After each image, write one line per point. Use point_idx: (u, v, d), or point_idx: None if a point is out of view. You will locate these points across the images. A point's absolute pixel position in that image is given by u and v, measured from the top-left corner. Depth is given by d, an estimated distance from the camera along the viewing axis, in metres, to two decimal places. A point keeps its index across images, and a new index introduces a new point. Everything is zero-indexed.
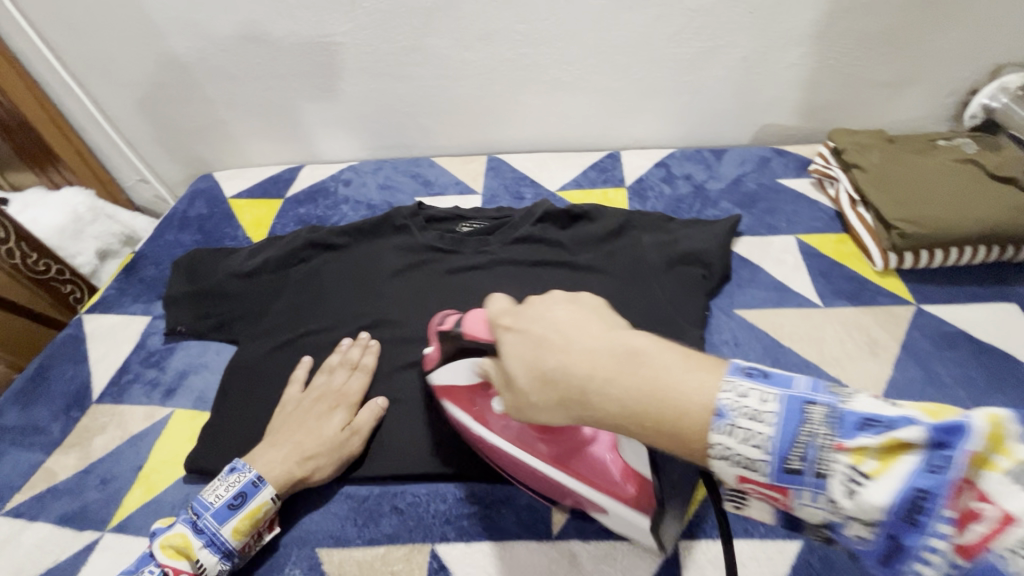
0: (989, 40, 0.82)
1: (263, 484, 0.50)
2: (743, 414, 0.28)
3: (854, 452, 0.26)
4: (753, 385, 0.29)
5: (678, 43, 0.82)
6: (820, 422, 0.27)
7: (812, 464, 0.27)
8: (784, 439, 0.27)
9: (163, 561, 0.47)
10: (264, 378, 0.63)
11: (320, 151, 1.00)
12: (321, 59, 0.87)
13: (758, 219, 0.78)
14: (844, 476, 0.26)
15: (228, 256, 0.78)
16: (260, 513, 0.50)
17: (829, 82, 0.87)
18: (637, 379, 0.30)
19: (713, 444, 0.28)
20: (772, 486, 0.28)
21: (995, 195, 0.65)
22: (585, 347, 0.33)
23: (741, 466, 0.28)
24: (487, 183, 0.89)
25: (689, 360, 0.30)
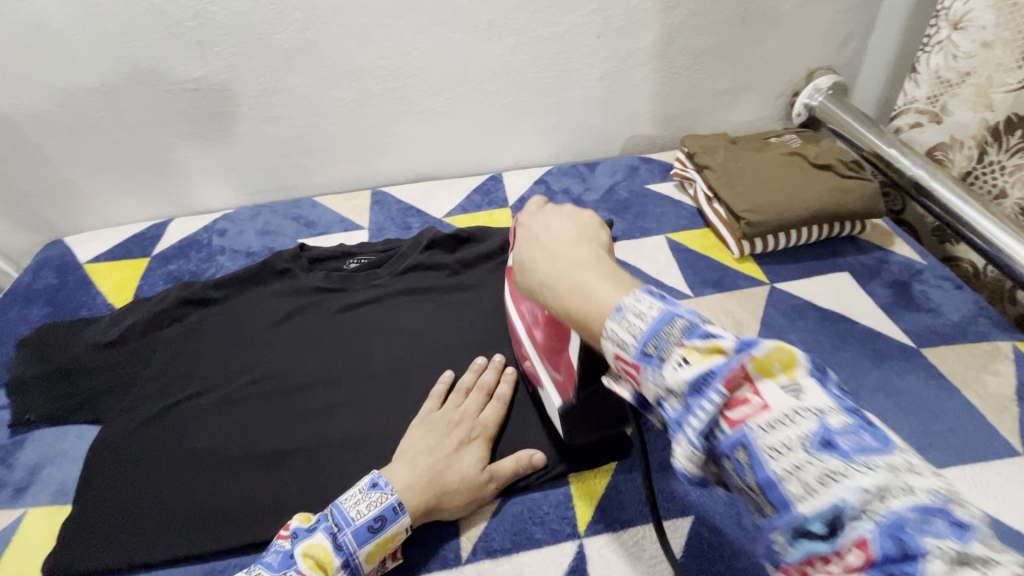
0: (798, 49, 0.96)
1: (403, 511, 0.47)
2: (633, 312, 0.30)
3: (687, 346, 0.28)
4: (651, 298, 0.31)
5: (538, 68, 0.87)
6: (678, 328, 0.29)
7: (660, 353, 0.29)
8: (650, 330, 0.29)
9: (303, 572, 0.43)
10: (134, 455, 0.57)
11: (191, 202, 0.94)
12: (175, 107, 0.82)
13: (632, 224, 0.84)
14: (675, 362, 0.28)
15: (86, 326, 0.70)
16: (394, 541, 0.47)
17: (677, 94, 0.96)
18: (569, 281, 0.36)
19: (606, 330, 0.31)
20: (630, 365, 0.30)
21: (818, 181, 0.75)
22: (558, 253, 0.38)
23: (617, 346, 0.31)
24: (372, 217, 0.88)
25: (606, 276, 0.35)
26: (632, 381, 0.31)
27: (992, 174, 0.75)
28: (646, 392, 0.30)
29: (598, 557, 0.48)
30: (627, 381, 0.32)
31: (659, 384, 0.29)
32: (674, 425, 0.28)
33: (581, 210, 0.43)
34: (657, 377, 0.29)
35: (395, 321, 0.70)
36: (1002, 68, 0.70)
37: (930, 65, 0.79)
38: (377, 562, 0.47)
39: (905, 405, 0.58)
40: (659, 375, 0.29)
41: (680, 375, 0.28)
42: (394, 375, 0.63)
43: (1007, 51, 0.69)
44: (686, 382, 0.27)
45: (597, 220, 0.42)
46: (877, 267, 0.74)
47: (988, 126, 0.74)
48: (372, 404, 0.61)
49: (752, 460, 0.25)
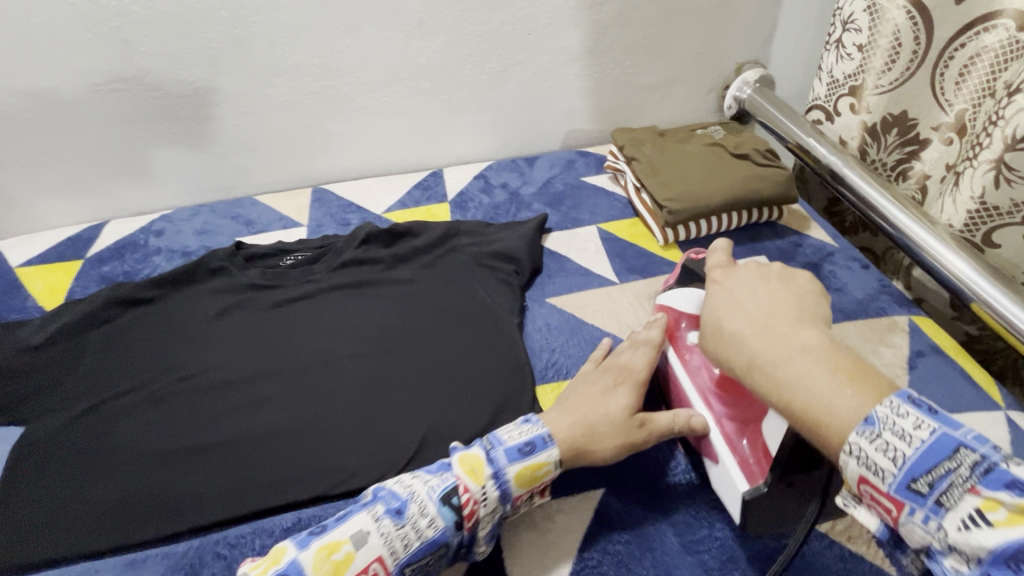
0: (726, 45, 1.00)
1: (550, 442, 0.51)
2: (889, 427, 0.34)
3: (985, 498, 0.32)
4: (915, 412, 0.35)
5: (472, 64, 0.89)
6: (966, 469, 0.33)
7: (936, 492, 0.33)
8: (918, 464, 0.34)
9: (459, 475, 0.48)
10: (60, 454, 0.57)
11: (128, 204, 0.94)
12: (104, 107, 0.82)
13: (565, 215, 0.87)
14: (963, 517, 0.32)
15: (12, 329, 0.70)
16: (541, 471, 0.50)
17: (612, 89, 0.99)
18: (793, 368, 0.39)
19: (852, 441, 0.35)
20: (887, 497, 0.35)
21: (735, 170, 0.79)
22: (779, 330, 0.41)
23: (864, 466, 0.35)
24: (312, 215, 0.89)
25: (845, 374, 0.38)
26: (888, 513, 0.36)
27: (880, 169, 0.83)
28: (906, 529, 0.35)
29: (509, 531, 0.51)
30: (873, 509, 0.37)
31: (939, 533, 0.33)
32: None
33: (795, 273, 0.47)
34: (932, 522, 0.34)
35: (329, 314, 0.71)
36: (875, 72, 0.76)
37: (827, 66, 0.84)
38: (524, 490, 0.50)
39: None
40: (941, 522, 0.33)
41: (977, 538, 0.31)
42: (326, 366, 0.65)
43: (877, 56, 0.75)
44: (987, 546, 0.31)
45: (821, 285, 0.46)
46: (792, 250, 0.78)
47: (866, 127, 0.81)
48: (303, 394, 0.62)
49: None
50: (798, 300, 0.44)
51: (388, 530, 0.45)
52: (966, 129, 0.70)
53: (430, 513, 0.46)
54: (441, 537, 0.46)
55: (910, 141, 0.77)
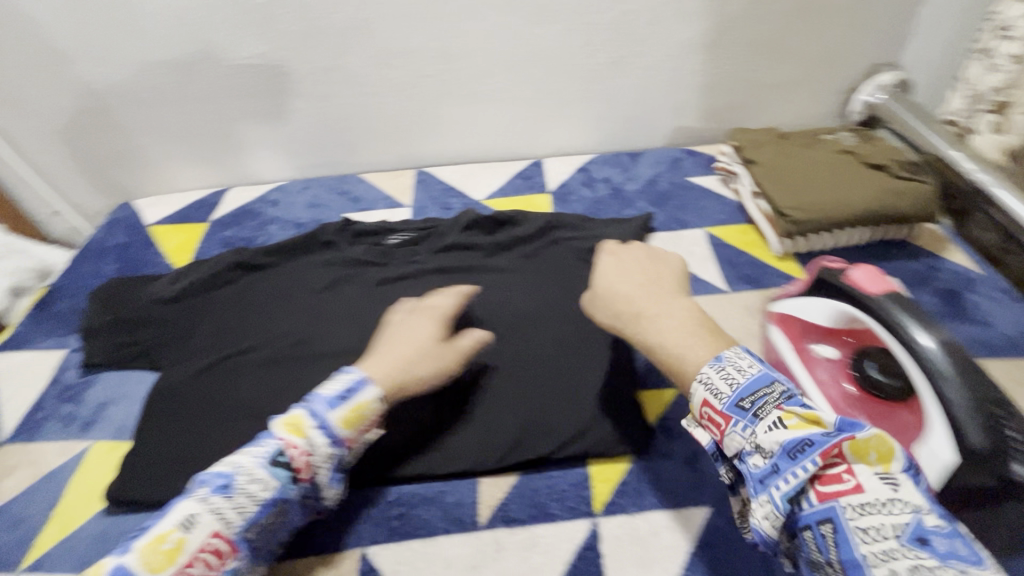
0: (862, 44, 0.92)
1: (368, 384, 0.49)
2: (732, 363, 0.41)
3: (785, 410, 0.37)
4: (747, 357, 0.41)
5: (586, 54, 0.87)
6: (777, 392, 0.39)
7: (756, 407, 0.38)
8: (747, 385, 0.39)
9: (280, 435, 0.46)
10: (188, 401, 0.62)
11: (247, 174, 1.00)
12: (237, 81, 0.87)
13: (671, 216, 0.83)
14: (769, 422, 0.37)
15: (150, 283, 0.76)
16: (367, 410, 0.48)
17: (729, 86, 0.94)
18: (667, 318, 0.46)
19: (704, 371, 0.41)
20: (721, 414, 0.39)
21: (869, 180, 0.72)
22: (658, 294, 0.49)
23: (710, 391, 0.40)
24: (415, 197, 0.91)
25: (687, 322, 0.46)
26: (718, 430, 0.40)
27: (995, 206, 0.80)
28: (728, 441, 0.39)
29: (611, 537, 0.49)
30: (708, 429, 0.41)
31: (749, 438, 0.38)
32: (756, 482, 0.37)
33: (645, 257, 0.54)
34: (746, 430, 0.38)
35: (430, 295, 0.72)
36: None
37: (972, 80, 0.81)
38: (356, 431, 0.48)
39: None
40: (752, 427, 0.38)
41: (776, 437, 0.36)
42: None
43: None
44: (782, 443, 0.36)
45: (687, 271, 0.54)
46: (927, 274, 0.71)
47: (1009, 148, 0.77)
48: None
49: (837, 532, 0.32)
50: (656, 272, 0.52)
51: (217, 506, 0.42)
52: None
53: (259, 478, 0.43)
54: (279, 495, 0.44)
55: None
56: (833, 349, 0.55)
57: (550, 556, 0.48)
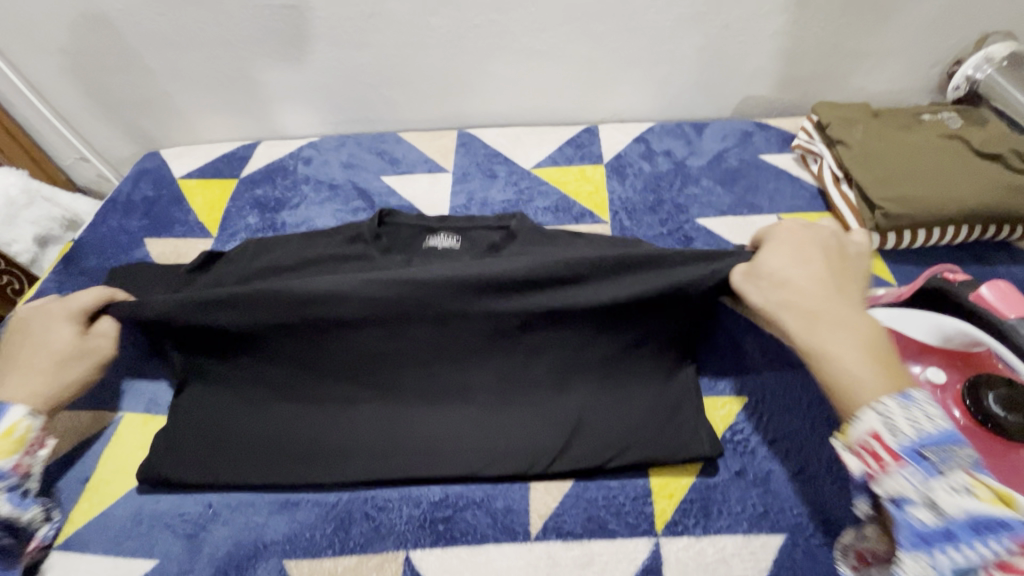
0: (977, 8, 0.80)
1: (12, 406, 0.49)
2: (920, 410, 0.39)
3: (974, 477, 0.37)
4: (922, 400, 0.40)
5: (658, 9, 0.77)
6: (961, 457, 0.38)
7: (942, 468, 0.37)
8: (933, 438, 0.38)
9: None
10: (204, 396, 0.56)
11: (278, 127, 0.94)
12: (270, 24, 0.79)
13: (740, 198, 0.76)
14: (953, 486, 0.37)
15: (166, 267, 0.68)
16: (20, 431, 0.49)
17: (814, 52, 0.84)
18: (837, 348, 0.43)
19: (881, 402, 0.40)
20: (891, 450, 0.38)
21: (980, 174, 0.64)
22: (840, 315, 0.45)
23: (883, 423, 0.39)
24: (457, 160, 0.84)
25: (869, 358, 0.42)
26: (877, 464, 0.39)
27: None
28: (886, 483, 0.39)
29: (675, 561, 0.46)
30: (864, 459, 0.40)
31: (921, 488, 0.37)
32: (916, 530, 0.37)
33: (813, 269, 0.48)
34: (920, 479, 0.37)
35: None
36: None
37: None
38: (20, 456, 0.49)
39: None
40: (928, 481, 0.37)
41: (960, 504, 0.36)
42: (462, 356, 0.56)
43: None
44: (966, 514, 0.36)
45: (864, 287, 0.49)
46: None
47: None
48: (435, 380, 0.54)
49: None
50: (844, 273, 0.48)
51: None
52: None
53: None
54: None
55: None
56: (939, 372, 0.48)
57: None
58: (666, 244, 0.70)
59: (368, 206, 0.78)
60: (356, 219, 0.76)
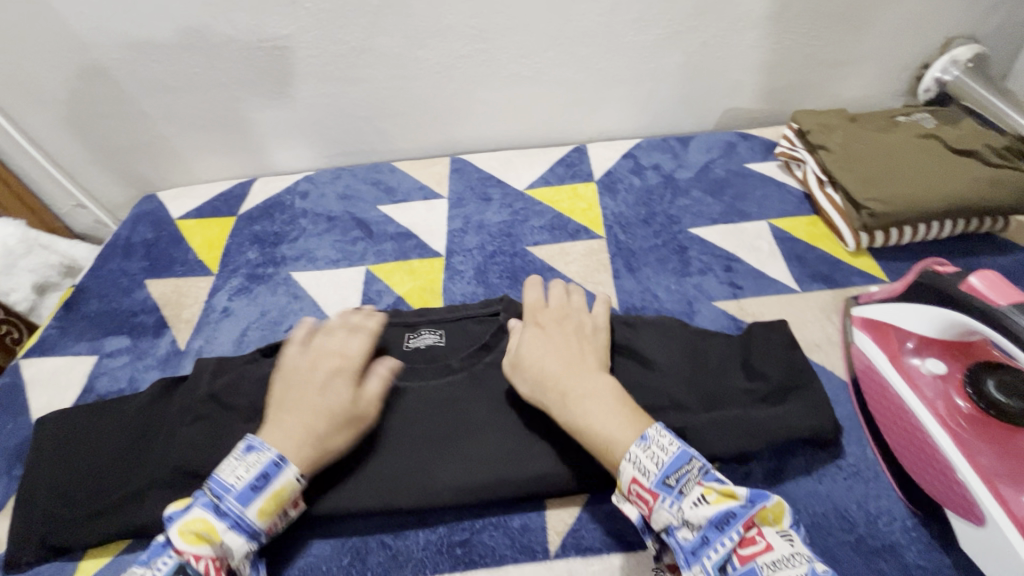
0: (940, 15, 0.84)
1: (285, 465, 0.44)
2: (657, 442, 0.42)
3: (706, 486, 0.40)
4: (664, 433, 0.43)
5: (637, 30, 0.80)
6: (696, 469, 0.41)
7: (681, 485, 0.41)
8: (673, 465, 0.41)
9: (183, 550, 0.41)
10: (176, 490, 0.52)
11: (274, 163, 0.95)
12: (262, 64, 0.81)
13: (729, 206, 0.77)
14: (694, 499, 0.40)
15: (115, 403, 0.60)
16: (284, 496, 0.44)
17: (789, 63, 0.87)
18: (585, 397, 0.46)
19: (630, 450, 0.42)
20: (650, 490, 0.41)
21: (958, 169, 0.66)
22: (583, 371, 0.48)
23: (638, 470, 0.41)
24: (451, 185, 0.86)
25: (616, 413, 0.44)
26: (644, 505, 0.41)
27: None
28: (657, 518, 0.41)
29: None
30: (637, 507, 0.42)
31: (678, 513, 0.40)
32: (688, 554, 0.39)
33: (552, 335, 0.51)
34: (675, 507, 0.40)
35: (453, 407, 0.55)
36: None
37: None
38: (275, 518, 0.45)
39: None
40: (680, 504, 0.40)
41: (703, 512, 0.39)
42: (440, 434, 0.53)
43: None
44: (709, 518, 0.39)
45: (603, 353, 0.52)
46: (1020, 271, 0.65)
47: None
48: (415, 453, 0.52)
49: None
50: (583, 343, 0.51)
51: None
52: None
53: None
54: None
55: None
56: (940, 363, 0.50)
57: None
58: (662, 254, 0.71)
59: (366, 234, 0.79)
60: (356, 248, 0.77)
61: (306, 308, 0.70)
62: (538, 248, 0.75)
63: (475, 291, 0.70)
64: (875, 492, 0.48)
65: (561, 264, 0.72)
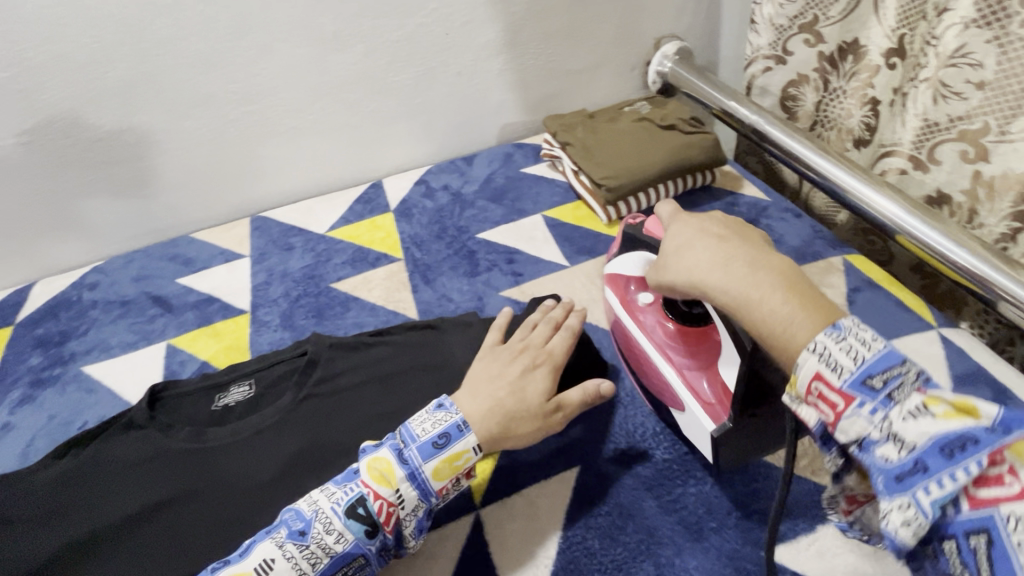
0: (641, 23, 1.03)
1: (466, 430, 0.49)
2: (853, 334, 0.36)
3: (927, 395, 0.34)
4: (868, 332, 0.37)
5: (395, 71, 0.89)
6: (912, 373, 0.35)
7: (887, 387, 0.35)
8: (875, 362, 0.35)
9: (368, 483, 0.46)
10: None
11: (54, 262, 0.89)
12: (13, 162, 0.78)
13: (510, 208, 0.87)
14: (908, 408, 0.33)
15: None
16: (460, 459, 0.48)
17: (539, 79, 1.01)
18: (758, 291, 0.41)
19: (818, 340, 0.36)
20: (839, 391, 0.35)
21: (664, 141, 0.81)
22: (736, 270, 0.43)
23: (825, 363, 0.36)
24: (252, 244, 0.87)
25: (810, 304, 0.39)
26: (832, 410, 0.36)
27: (836, 102, 0.83)
28: (845, 425, 0.35)
29: (492, 522, 0.52)
30: (818, 409, 0.37)
31: (880, 424, 0.34)
32: (886, 471, 0.33)
33: (693, 242, 0.48)
34: (874, 413, 0.34)
35: (262, 450, 0.57)
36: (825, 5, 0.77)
37: (765, 15, 0.86)
38: (448, 481, 0.48)
39: None
40: (884, 412, 0.34)
41: (921, 428, 0.32)
42: (246, 479, 0.54)
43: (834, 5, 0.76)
44: (930, 436, 0.32)
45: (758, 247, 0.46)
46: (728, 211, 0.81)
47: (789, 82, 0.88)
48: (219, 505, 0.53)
49: (991, 546, 0.30)
50: (723, 243, 0.46)
51: (292, 554, 0.44)
52: (904, 53, 0.72)
53: (336, 528, 0.45)
54: (355, 549, 0.45)
55: (860, 68, 0.78)
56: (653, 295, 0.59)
57: (438, 560, 0.50)
58: (454, 262, 0.79)
59: (165, 309, 0.78)
60: (155, 326, 0.75)
61: (101, 399, 0.67)
62: (342, 283, 0.78)
63: (282, 337, 0.72)
64: (631, 413, 0.58)
65: (365, 292, 0.77)
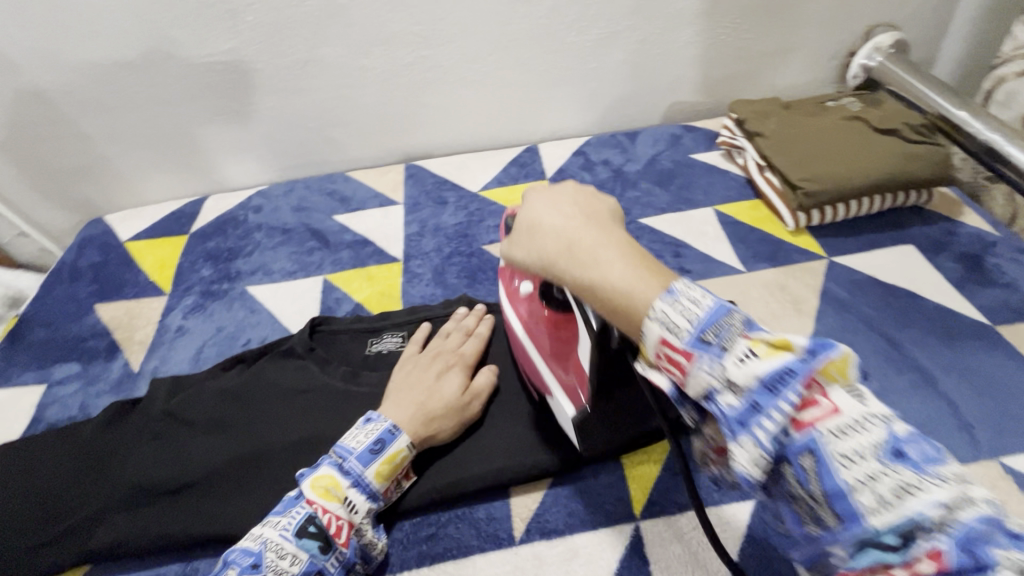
0: (859, 6, 0.89)
1: (399, 432, 0.48)
2: (686, 297, 0.31)
3: (753, 340, 0.30)
4: (696, 293, 0.31)
5: (578, 30, 0.83)
6: (737, 321, 0.31)
7: (720, 340, 0.30)
8: (709, 318, 0.30)
9: (313, 500, 0.44)
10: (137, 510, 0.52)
11: (223, 180, 0.93)
12: (206, 80, 0.81)
13: (677, 195, 0.80)
14: (738, 354, 0.29)
15: (72, 429, 0.59)
16: (399, 459, 0.47)
17: (725, 57, 0.91)
18: (607, 269, 0.35)
19: (656, 309, 0.31)
20: (682, 352, 0.30)
21: (881, 147, 0.70)
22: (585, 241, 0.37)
23: (665, 329, 0.31)
24: (406, 192, 0.86)
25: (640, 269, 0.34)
26: (676, 372, 0.31)
27: None
28: (692, 385, 0.31)
29: (654, 538, 0.47)
30: (669, 374, 0.32)
31: (717, 375, 0.30)
32: (732, 422, 0.29)
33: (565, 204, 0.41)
34: (712, 366, 0.30)
35: None
36: None
37: None
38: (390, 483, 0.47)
39: (979, 386, 0.55)
40: (718, 363, 0.30)
41: (752, 370, 0.29)
42: None
43: None
44: (759, 375, 0.28)
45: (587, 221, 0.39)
46: (944, 239, 0.69)
47: None
48: None
49: (819, 467, 0.27)
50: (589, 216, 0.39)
51: None
52: None
53: (289, 551, 0.42)
54: (312, 567, 0.42)
55: None
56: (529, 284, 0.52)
57: (595, 566, 0.46)
58: None
59: (322, 244, 0.79)
60: (313, 259, 0.77)
61: (262, 321, 0.70)
62: (494, 248, 0.76)
63: (433, 292, 0.71)
64: None
65: None
